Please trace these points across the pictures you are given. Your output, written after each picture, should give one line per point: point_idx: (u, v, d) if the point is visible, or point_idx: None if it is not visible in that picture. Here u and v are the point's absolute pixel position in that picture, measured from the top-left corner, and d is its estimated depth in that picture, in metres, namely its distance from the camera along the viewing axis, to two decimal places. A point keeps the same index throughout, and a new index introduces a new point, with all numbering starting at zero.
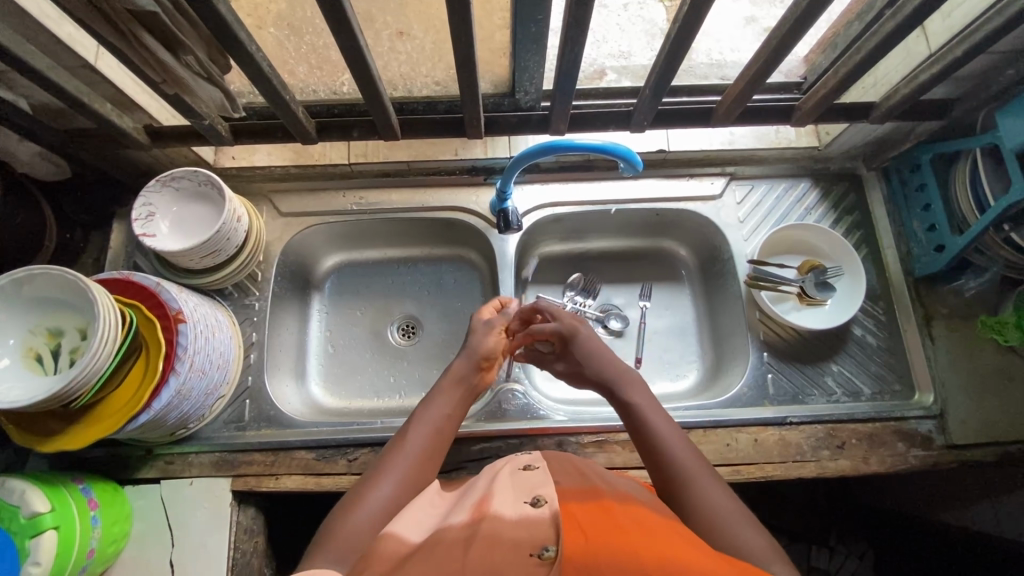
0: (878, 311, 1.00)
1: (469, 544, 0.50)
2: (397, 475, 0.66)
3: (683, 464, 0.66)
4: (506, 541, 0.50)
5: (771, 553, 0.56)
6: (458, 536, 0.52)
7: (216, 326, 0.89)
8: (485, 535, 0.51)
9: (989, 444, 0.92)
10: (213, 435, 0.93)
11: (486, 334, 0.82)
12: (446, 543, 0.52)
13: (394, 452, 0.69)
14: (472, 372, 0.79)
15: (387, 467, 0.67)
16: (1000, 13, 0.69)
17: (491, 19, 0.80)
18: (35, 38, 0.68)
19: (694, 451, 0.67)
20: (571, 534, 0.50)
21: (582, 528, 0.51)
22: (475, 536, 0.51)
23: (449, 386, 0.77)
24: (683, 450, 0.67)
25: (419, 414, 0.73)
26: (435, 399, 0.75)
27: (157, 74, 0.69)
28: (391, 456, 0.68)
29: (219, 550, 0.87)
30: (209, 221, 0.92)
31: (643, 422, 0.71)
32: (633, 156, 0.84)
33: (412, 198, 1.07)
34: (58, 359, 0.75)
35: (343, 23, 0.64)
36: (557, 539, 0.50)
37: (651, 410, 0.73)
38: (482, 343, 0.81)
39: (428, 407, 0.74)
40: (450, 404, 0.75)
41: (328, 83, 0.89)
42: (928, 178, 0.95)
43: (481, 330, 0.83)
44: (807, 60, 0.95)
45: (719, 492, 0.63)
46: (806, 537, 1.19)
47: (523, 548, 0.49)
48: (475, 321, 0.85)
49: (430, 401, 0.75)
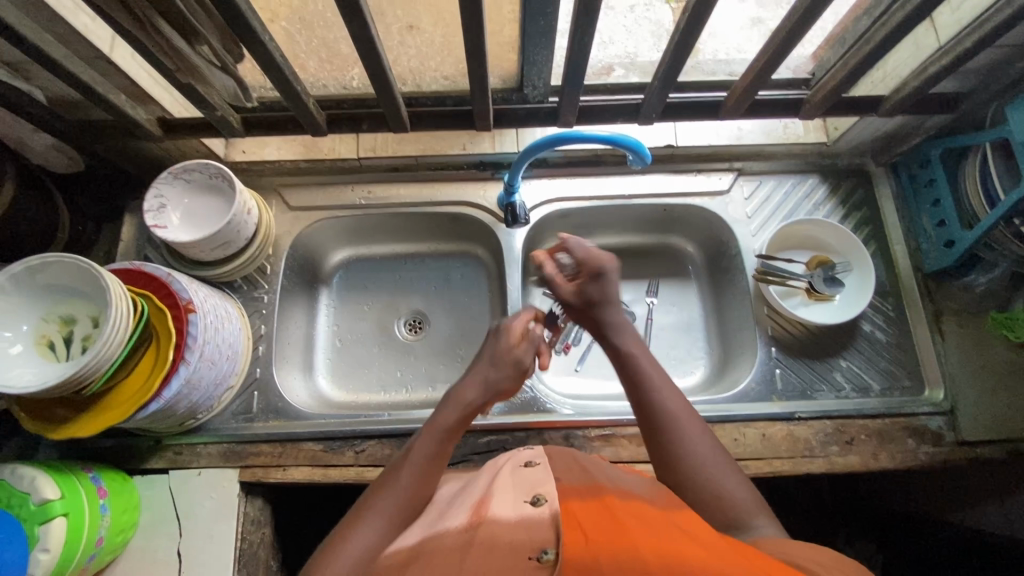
0: (887, 306, 0.99)
1: (467, 551, 0.50)
2: (386, 513, 0.62)
3: (680, 419, 0.68)
4: (504, 547, 0.49)
5: (754, 506, 0.63)
6: (456, 544, 0.51)
7: (226, 317, 0.89)
8: (483, 541, 0.50)
9: (999, 441, 0.91)
10: (221, 426, 0.93)
11: (509, 369, 0.74)
12: (444, 551, 0.51)
13: (383, 490, 0.64)
14: (480, 403, 0.73)
15: (376, 505, 0.63)
16: (1011, 4, 0.69)
17: (502, 12, 0.81)
18: (52, 28, 0.69)
19: (687, 407, 0.70)
20: (571, 534, 0.50)
21: (583, 525, 0.51)
22: (473, 542, 0.50)
23: (449, 420, 0.70)
24: (678, 405, 0.70)
25: (413, 453, 0.67)
26: (433, 435, 0.69)
27: (174, 62, 0.70)
28: (379, 495, 0.64)
29: (225, 541, 0.88)
30: (220, 213, 0.93)
31: (641, 373, 0.71)
32: (642, 148, 0.84)
33: (421, 193, 1.08)
34: (70, 346, 0.76)
35: (356, 15, 0.64)
36: (556, 541, 0.49)
37: (645, 358, 0.73)
38: (501, 379, 0.74)
39: (424, 444, 0.68)
40: (449, 442, 0.70)
41: (337, 77, 0.90)
42: (937, 173, 0.94)
43: (498, 365, 0.74)
44: (816, 56, 0.94)
45: (709, 446, 0.67)
46: (814, 537, 1.18)
47: (522, 553, 0.49)
48: (498, 349, 0.75)
49: (427, 436, 0.68)
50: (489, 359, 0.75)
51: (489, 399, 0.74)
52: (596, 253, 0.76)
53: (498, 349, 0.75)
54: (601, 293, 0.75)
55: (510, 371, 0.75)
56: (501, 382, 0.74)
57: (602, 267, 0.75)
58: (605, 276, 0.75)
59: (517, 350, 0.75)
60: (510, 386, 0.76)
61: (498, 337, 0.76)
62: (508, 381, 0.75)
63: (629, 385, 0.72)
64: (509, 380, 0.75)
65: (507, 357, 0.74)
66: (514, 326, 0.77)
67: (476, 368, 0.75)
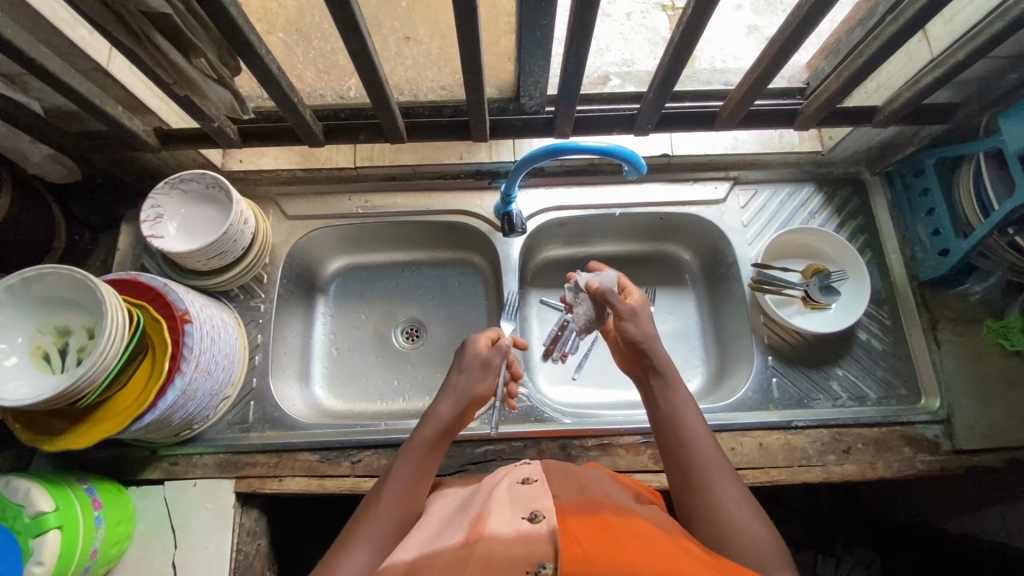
0: (883, 315, 0.99)
1: (463, 567, 0.49)
2: (374, 539, 0.61)
3: (700, 454, 0.68)
4: (502, 563, 0.48)
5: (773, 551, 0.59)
6: (452, 560, 0.50)
7: (222, 327, 0.89)
8: (480, 557, 0.49)
9: (995, 450, 0.91)
10: (217, 436, 0.93)
11: (479, 377, 0.76)
12: (441, 568, 0.50)
13: (368, 517, 0.64)
14: (455, 415, 0.73)
15: (366, 530, 0.62)
16: (1001, 18, 0.70)
17: (498, 23, 0.81)
18: (51, 41, 0.70)
19: (710, 442, 0.70)
20: (570, 551, 0.49)
21: (580, 543, 0.50)
22: (468, 560, 0.49)
23: (426, 436, 0.71)
24: (701, 440, 0.69)
25: (394, 473, 0.68)
26: (412, 451, 0.70)
27: (170, 75, 0.70)
28: (366, 521, 0.63)
29: (220, 551, 0.87)
30: (217, 222, 0.93)
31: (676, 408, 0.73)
32: (637, 159, 0.85)
33: (418, 202, 1.08)
34: (66, 358, 0.75)
35: (353, 26, 0.65)
36: (555, 555, 0.49)
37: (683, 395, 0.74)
38: (473, 387, 0.76)
39: (403, 463, 0.69)
40: (428, 459, 0.70)
41: (334, 87, 0.91)
42: (932, 183, 0.95)
43: (468, 372, 0.77)
44: (810, 66, 0.95)
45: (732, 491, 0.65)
46: (814, 545, 1.15)
47: (519, 568, 0.48)
48: (466, 358, 0.78)
49: (407, 453, 0.69)
50: (459, 370, 0.77)
51: (464, 409, 0.74)
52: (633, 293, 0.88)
53: (466, 356, 0.78)
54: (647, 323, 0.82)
55: (481, 375, 0.77)
56: (472, 389, 0.75)
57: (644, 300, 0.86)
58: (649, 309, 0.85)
59: (485, 354, 0.78)
60: (485, 391, 0.77)
61: (465, 349, 0.79)
62: (482, 388, 0.76)
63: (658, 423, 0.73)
64: (482, 385, 0.76)
65: (477, 363, 0.77)
66: (480, 336, 0.80)
67: (449, 380, 0.77)
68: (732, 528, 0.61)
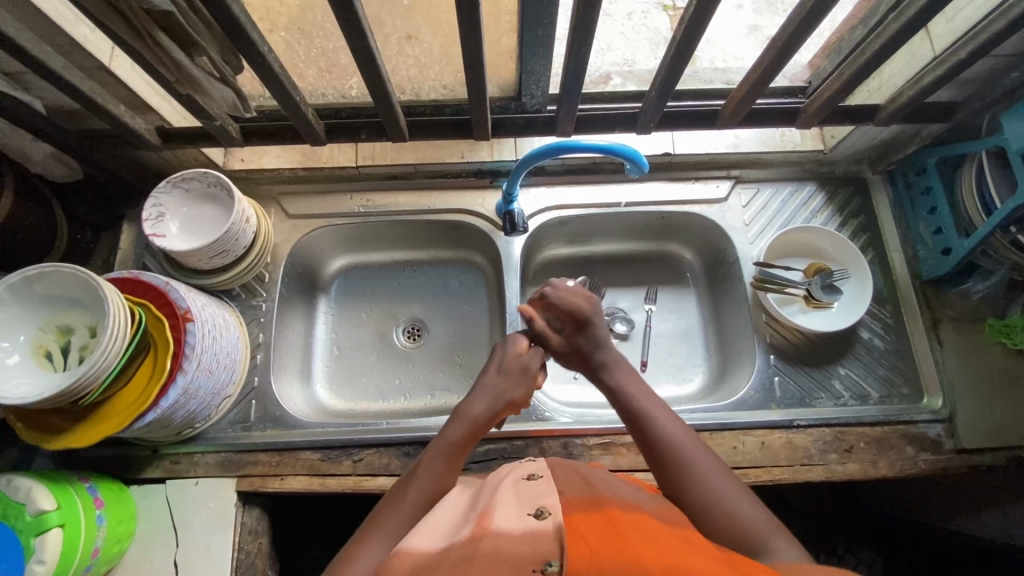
0: (885, 313, 0.99)
1: (469, 565, 0.48)
2: (394, 537, 0.61)
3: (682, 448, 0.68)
4: (508, 560, 0.48)
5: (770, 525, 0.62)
6: (459, 556, 0.50)
7: (224, 326, 0.89)
8: (486, 554, 0.49)
9: (998, 448, 0.91)
10: (218, 435, 0.93)
11: (517, 382, 0.77)
12: (447, 565, 0.49)
13: (391, 515, 0.64)
14: (489, 416, 0.73)
15: (383, 527, 0.62)
16: (1003, 16, 0.70)
17: (500, 22, 0.81)
18: (53, 39, 0.70)
19: (688, 434, 0.70)
20: (576, 548, 0.49)
21: (586, 539, 0.50)
22: (474, 557, 0.49)
23: (457, 434, 0.71)
24: (679, 435, 0.70)
25: (421, 469, 0.68)
26: (441, 450, 0.70)
27: (172, 73, 0.70)
28: (384, 518, 0.63)
29: (222, 550, 0.87)
30: (218, 221, 0.93)
31: (640, 408, 0.73)
32: (639, 157, 0.85)
33: (419, 201, 1.08)
34: (67, 356, 0.75)
35: (355, 24, 0.64)
36: (561, 552, 0.48)
37: (644, 392, 0.75)
38: (510, 392, 0.76)
39: (432, 461, 0.68)
40: (457, 457, 0.70)
41: (336, 87, 0.91)
42: (933, 182, 0.95)
43: (507, 374, 0.77)
44: (811, 65, 0.95)
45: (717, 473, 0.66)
46: (817, 546, 1.17)
47: (525, 565, 0.48)
48: (506, 359, 0.78)
49: (435, 451, 0.69)
50: (497, 370, 0.77)
51: (498, 411, 0.75)
52: (576, 301, 0.82)
53: (506, 359, 0.78)
54: (590, 338, 0.80)
55: (518, 379, 0.77)
56: (510, 393, 0.76)
57: (585, 314, 0.80)
58: (592, 323, 0.80)
59: (524, 357, 0.79)
60: (520, 397, 0.77)
61: (505, 349, 0.80)
62: (517, 392, 0.77)
63: (632, 424, 0.72)
64: (519, 390, 0.77)
65: (516, 368, 0.77)
66: (520, 339, 0.81)
67: (485, 379, 0.76)
68: (730, 511, 0.63)
